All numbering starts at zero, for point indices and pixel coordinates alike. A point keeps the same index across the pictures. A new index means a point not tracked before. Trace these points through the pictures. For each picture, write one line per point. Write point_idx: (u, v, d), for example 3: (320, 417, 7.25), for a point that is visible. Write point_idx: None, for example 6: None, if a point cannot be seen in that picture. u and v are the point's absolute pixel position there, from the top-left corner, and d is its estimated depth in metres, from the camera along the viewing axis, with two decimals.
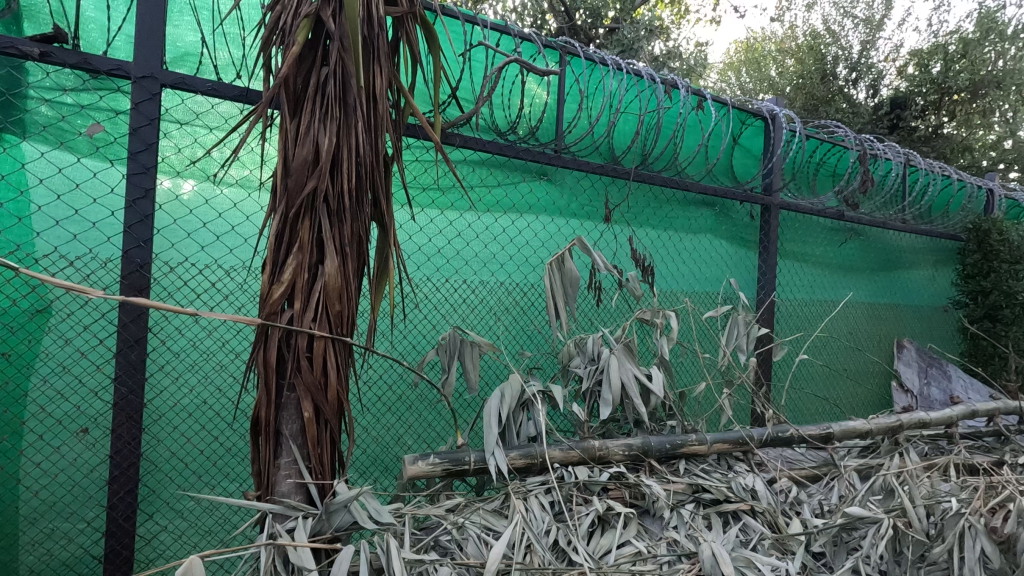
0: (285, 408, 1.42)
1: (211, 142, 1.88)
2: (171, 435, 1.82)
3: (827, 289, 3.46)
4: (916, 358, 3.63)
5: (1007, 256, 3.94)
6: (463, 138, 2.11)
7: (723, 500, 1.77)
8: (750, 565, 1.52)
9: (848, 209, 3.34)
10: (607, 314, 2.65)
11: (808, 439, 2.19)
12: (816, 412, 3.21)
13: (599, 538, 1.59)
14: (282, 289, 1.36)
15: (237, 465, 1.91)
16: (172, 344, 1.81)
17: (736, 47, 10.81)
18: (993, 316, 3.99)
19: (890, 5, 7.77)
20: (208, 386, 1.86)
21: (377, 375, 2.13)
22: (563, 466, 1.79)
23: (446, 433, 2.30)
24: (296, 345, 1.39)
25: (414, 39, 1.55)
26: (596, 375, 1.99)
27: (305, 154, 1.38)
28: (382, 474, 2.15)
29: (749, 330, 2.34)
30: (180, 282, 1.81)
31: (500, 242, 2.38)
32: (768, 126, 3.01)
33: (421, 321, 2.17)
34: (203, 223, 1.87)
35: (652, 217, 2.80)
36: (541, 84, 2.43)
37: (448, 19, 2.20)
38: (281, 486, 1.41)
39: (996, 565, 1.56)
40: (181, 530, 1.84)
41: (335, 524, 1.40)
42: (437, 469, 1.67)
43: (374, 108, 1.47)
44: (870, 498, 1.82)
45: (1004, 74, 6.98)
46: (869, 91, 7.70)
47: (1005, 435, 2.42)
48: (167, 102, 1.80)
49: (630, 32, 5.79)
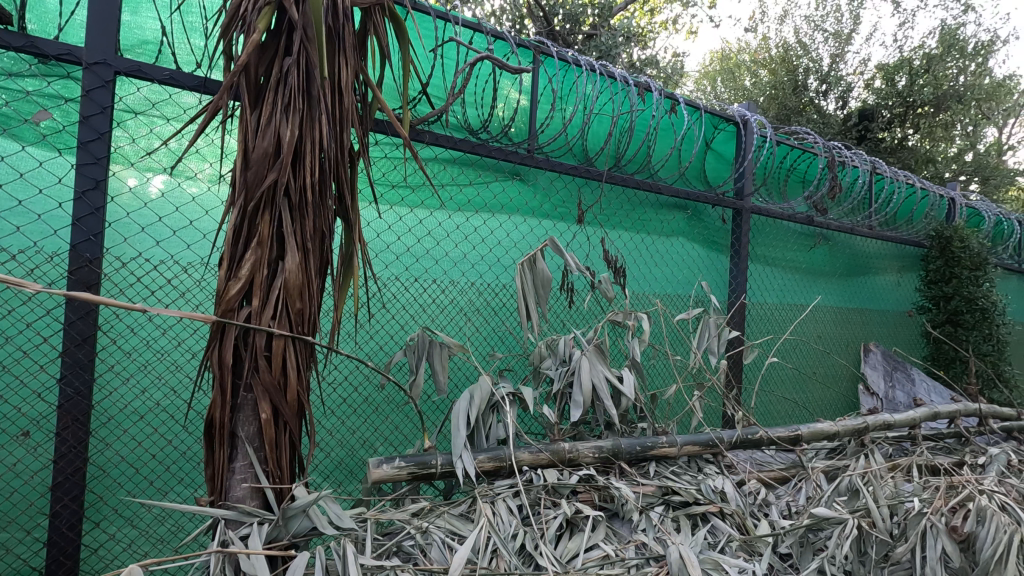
0: (241, 409, 1.36)
1: (168, 133, 1.81)
2: (121, 439, 1.74)
3: (798, 293, 3.51)
4: (881, 362, 3.71)
5: (969, 262, 4.10)
6: (434, 136, 2.11)
7: (692, 502, 1.76)
8: (717, 567, 1.50)
9: (817, 214, 3.42)
10: (580, 316, 2.63)
11: (777, 441, 2.21)
12: (785, 414, 3.26)
13: (568, 541, 1.56)
14: (239, 285, 1.30)
15: (192, 470, 1.84)
16: (123, 343, 1.73)
17: (711, 57, 11.03)
18: (955, 321, 4.13)
19: (858, 20, 8.01)
20: (162, 387, 1.79)
21: (343, 376, 2.07)
22: (532, 469, 1.76)
23: (414, 435, 2.25)
24: (253, 343, 1.34)
25: (383, 32, 1.51)
26: (568, 377, 1.96)
27: (266, 146, 1.34)
28: (346, 478, 2.10)
29: (721, 333, 2.35)
30: (132, 277, 1.74)
31: (470, 241, 2.35)
32: (739, 132, 3.05)
33: (388, 322, 2.13)
34: (158, 218, 1.79)
35: (625, 219, 2.81)
36: (514, 85, 2.40)
37: (419, 15, 2.16)
38: (236, 491, 1.36)
39: (957, 564, 1.58)
40: (131, 539, 1.75)
41: (293, 529, 1.35)
42: (403, 474, 1.62)
43: (339, 101, 1.43)
44: (836, 499, 1.84)
45: (964, 89, 7.26)
46: (838, 102, 7.92)
47: (965, 436, 2.48)
48: (120, 89, 1.73)
49: (608, 39, 5.84)
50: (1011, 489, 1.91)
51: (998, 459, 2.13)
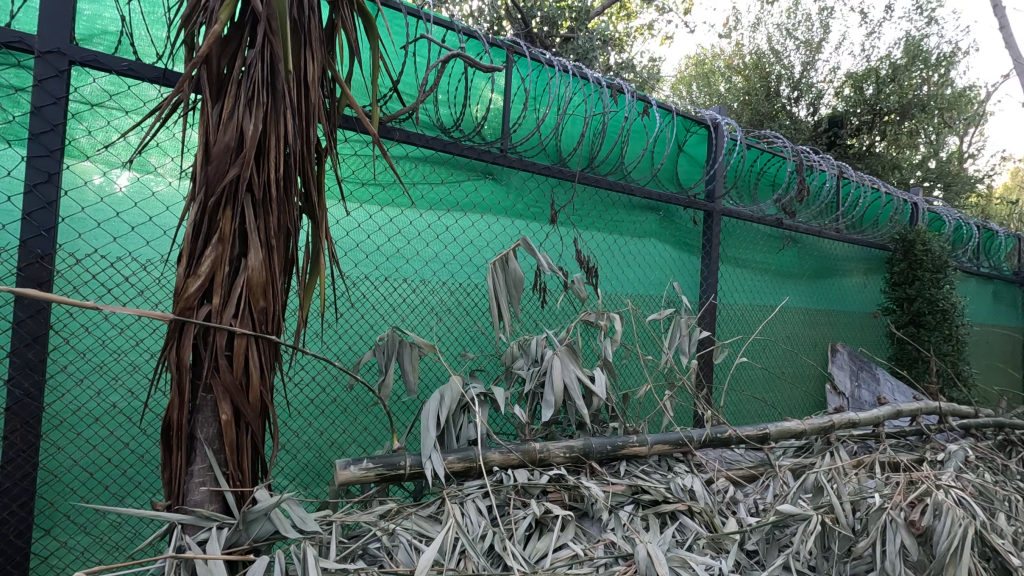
0: (200, 411, 1.32)
1: (127, 126, 1.75)
2: (74, 442, 1.67)
3: (768, 294, 3.57)
4: (848, 362, 3.85)
5: (930, 265, 4.22)
6: (405, 133, 2.11)
7: (662, 501, 1.77)
8: (685, 565, 1.51)
9: (786, 217, 3.50)
10: (553, 316, 2.63)
11: (745, 439, 2.23)
12: (753, 413, 3.32)
13: (537, 541, 1.56)
14: (199, 283, 1.26)
15: (150, 474, 1.78)
16: (77, 343, 1.67)
17: (687, 61, 11.18)
18: (917, 322, 4.26)
19: (827, 29, 8.22)
20: (118, 389, 1.73)
21: (310, 376, 2.03)
22: (503, 470, 1.76)
23: (383, 436, 2.21)
24: (214, 342, 1.30)
25: (350, 26, 1.48)
26: (540, 377, 1.96)
27: (227, 140, 1.30)
28: (313, 481, 2.06)
29: (691, 333, 2.38)
30: (87, 275, 1.67)
31: (442, 240, 2.33)
32: (711, 135, 3.10)
33: (357, 321, 2.10)
34: (116, 213, 1.74)
35: (598, 220, 2.82)
36: (488, 84, 2.39)
37: (389, 12, 2.14)
38: (193, 495, 1.32)
39: (915, 557, 1.61)
40: (84, 546, 1.69)
41: (254, 534, 1.33)
42: (371, 475, 1.60)
43: (305, 95, 1.40)
44: (801, 496, 1.86)
45: (928, 99, 7.54)
46: (809, 109, 8.13)
47: (926, 434, 2.55)
48: (75, 80, 1.66)
49: (585, 42, 5.93)
50: (968, 484, 1.96)
51: (956, 455, 2.19)
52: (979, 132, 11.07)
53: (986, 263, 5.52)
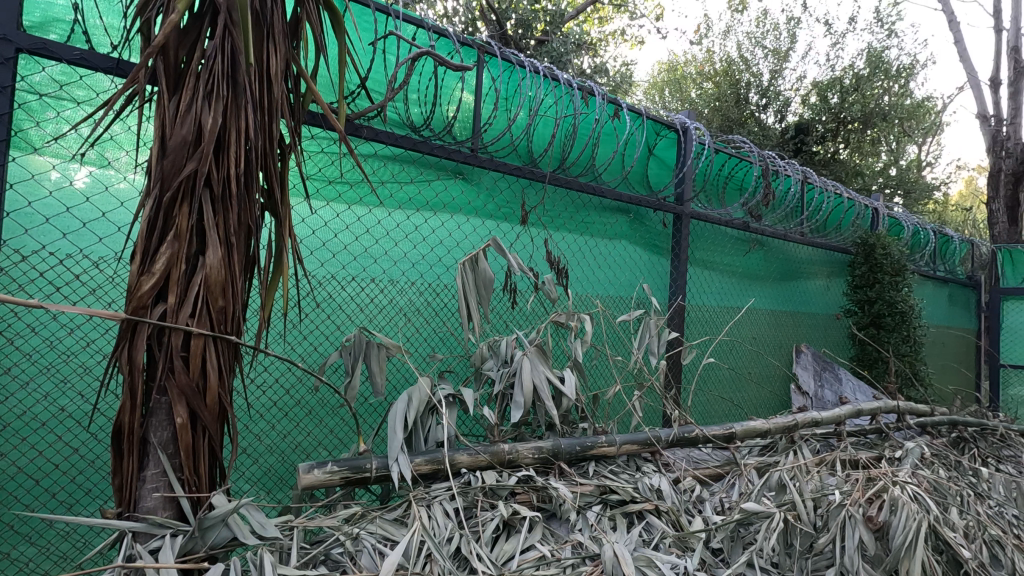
0: (154, 414, 1.28)
1: (79, 118, 1.68)
2: (18, 448, 1.60)
3: (735, 296, 3.64)
4: (811, 362, 3.95)
5: (890, 269, 4.37)
6: (372, 130, 2.08)
7: (629, 501, 1.78)
8: (651, 565, 1.52)
9: (752, 220, 3.58)
10: (523, 317, 2.62)
11: (712, 439, 2.26)
12: (720, 413, 3.38)
13: (504, 543, 1.54)
14: (153, 281, 1.22)
15: (101, 481, 1.71)
16: (22, 344, 1.60)
17: (658, 67, 11.33)
18: (877, 324, 4.41)
19: (794, 38, 8.45)
20: (67, 392, 1.66)
21: (274, 378, 1.98)
22: (470, 471, 1.74)
23: (349, 438, 2.17)
24: (169, 343, 1.25)
25: (314, 20, 1.44)
26: (509, 378, 1.95)
27: (184, 133, 1.26)
28: (276, 485, 2.01)
29: (660, 333, 2.39)
30: (34, 273, 1.61)
31: (412, 240, 2.31)
32: (680, 139, 3.15)
33: (323, 321, 2.06)
34: (66, 208, 1.67)
35: (569, 221, 2.83)
36: (459, 84, 2.38)
37: (357, 9, 2.11)
38: (146, 501, 1.28)
39: (872, 552, 1.65)
40: (29, 557, 1.61)
41: (210, 540, 1.28)
42: (335, 478, 1.57)
43: (267, 90, 1.36)
44: (766, 493, 1.89)
45: (888, 108, 7.83)
46: (777, 116, 8.31)
47: (885, 432, 2.63)
48: (23, 69, 1.59)
49: (559, 45, 6.00)
50: (923, 480, 2.02)
51: (913, 452, 2.25)
52: (936, 142, 11.52)
53: (942, 267, 5.73)
